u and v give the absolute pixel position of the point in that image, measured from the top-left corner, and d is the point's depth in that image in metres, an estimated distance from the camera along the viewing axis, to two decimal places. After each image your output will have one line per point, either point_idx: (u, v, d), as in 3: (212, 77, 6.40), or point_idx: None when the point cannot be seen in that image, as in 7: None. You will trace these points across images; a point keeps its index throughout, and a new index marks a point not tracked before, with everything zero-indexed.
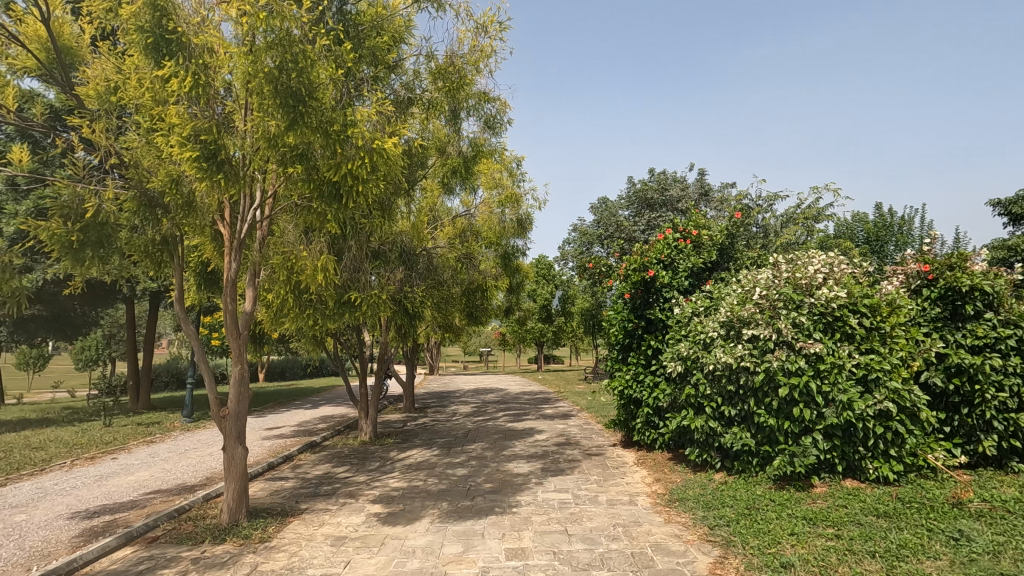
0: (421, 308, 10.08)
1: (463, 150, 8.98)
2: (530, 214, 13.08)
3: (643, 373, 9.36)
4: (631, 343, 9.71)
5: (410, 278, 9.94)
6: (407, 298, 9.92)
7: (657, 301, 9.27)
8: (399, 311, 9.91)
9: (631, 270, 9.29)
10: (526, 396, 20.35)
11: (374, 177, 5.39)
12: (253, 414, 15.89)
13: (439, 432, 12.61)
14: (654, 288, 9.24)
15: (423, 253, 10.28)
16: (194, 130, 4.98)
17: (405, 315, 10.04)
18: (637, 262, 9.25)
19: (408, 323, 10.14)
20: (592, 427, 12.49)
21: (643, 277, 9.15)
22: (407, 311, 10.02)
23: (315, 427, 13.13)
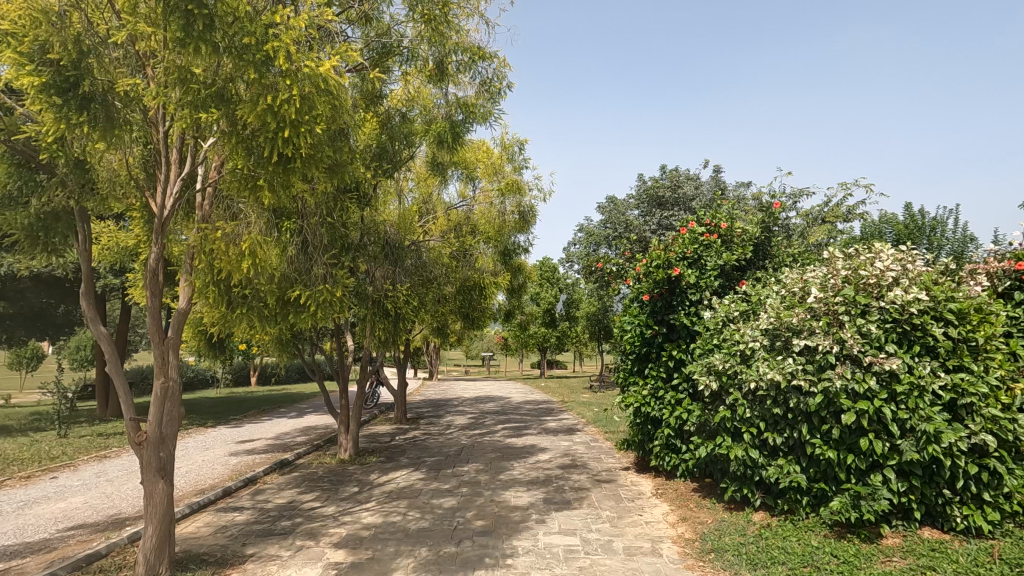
0: (406, 308, 8.64)
1: (454, 119, 7.61)
2: (535, 206, 11.76)
3: (664, 388, 8.05)
4: (650, 353, 8.40)
5: (395, 275, 8.60)
6: (389, 297, 8.41)
7: (681, 305, 7.95)
8: (378, 312, 8.45)
9: (653, 267, 7.99)
10: (528, 406, 19.00)
11: (311, 118, 4.30)
12: (230, 423, 14.65)
13: (429, 448, 11.30)
14: (678, 289, 7.95)
15: (410, 247, 8.99)
16: (39, 46, 4.04)
17: (385, 319, 8.62)
18: (660, 259, 7.93)
19: (391, 327, 8.77)
20: (600, 447, 11.14)
21: (667, 276, 7.83)
22: (388, 313, 8.60)
23: (291, 442, 11.82)
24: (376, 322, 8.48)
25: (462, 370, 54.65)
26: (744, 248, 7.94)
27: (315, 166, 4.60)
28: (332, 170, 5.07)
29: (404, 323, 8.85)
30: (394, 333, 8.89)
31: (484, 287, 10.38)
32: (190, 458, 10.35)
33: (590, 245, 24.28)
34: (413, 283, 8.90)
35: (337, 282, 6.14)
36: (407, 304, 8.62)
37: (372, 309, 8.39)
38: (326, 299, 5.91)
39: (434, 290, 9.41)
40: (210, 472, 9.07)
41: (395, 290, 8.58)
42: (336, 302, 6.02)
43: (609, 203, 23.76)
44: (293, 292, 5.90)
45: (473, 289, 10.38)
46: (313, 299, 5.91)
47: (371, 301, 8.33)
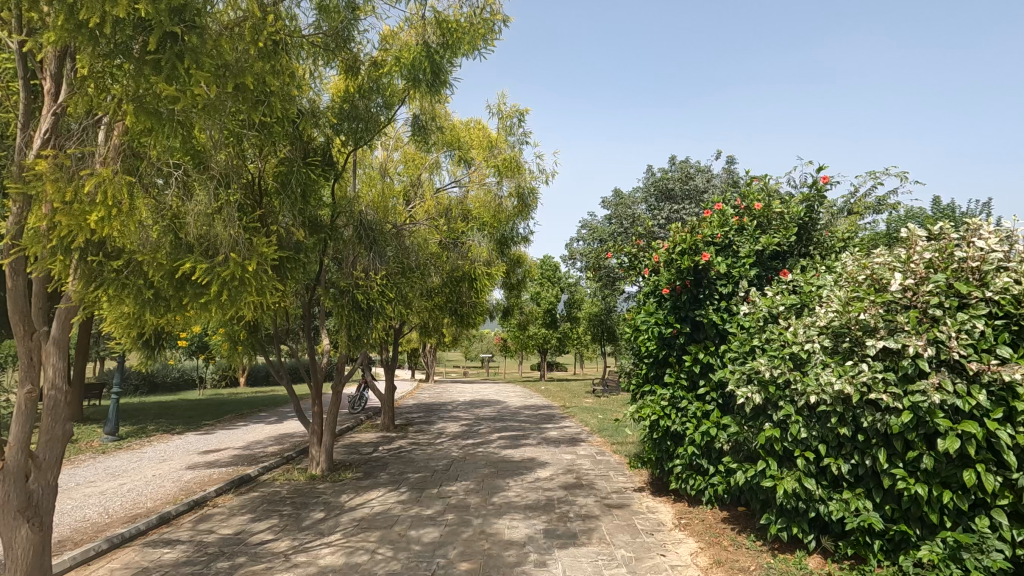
0: (378, 298, 7.13)
1: (429, 45, 6.23)
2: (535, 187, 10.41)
3: (686, 398, 6.79)
4: (670, 356, 7.13)
5: (366, 260, 7.27)
6: (359, 287, 7.16)
7: (710, 299, 6.65)
8: (347, 303, 7.07)
9: (677, 253, 6.73)
10: (527, 412, 17.66)
11: None
12: (200, 430, 13.37)
13: (414, 462, 9.99)
14: (706, 280, 6.66)
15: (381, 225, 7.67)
16: None
17: (348, 314, 7.10)
18: (688, 243, 6.64)
19: (364, 324, 7.23)
20: (607, 462, 9.83)
21: (696, 263, 6.53)
22: (354, 303, 7.12)
23: (261, 453, 10.51)
24: (346, 315, 7.06)
25: (461, 372, 53.44)
26: (788, 231, 6.59)
27: (180, 69, 3.95)
28: (222, 71, 4.23)
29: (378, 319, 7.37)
30: (368, 329, 7.32)
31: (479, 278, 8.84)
32: (139, 472, 9.05)
33: (594, 241, 22.98)
34: (390, 271, 7.44)
35: (251, 255, 4.80)
36: (379, 294, 7.17)
37: (339, 300, 7.05)
38: (228, 279, 4.57)
39: (419, 281, 7.93)
40: (155, 491, 7.78)
41: (360, 279, 7.17)
42: (246, 283, 4.70)
43: (615, 198, 22.48)
44: (184, 266, 4.47)
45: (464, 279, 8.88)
46: (213, 277, 4.53)
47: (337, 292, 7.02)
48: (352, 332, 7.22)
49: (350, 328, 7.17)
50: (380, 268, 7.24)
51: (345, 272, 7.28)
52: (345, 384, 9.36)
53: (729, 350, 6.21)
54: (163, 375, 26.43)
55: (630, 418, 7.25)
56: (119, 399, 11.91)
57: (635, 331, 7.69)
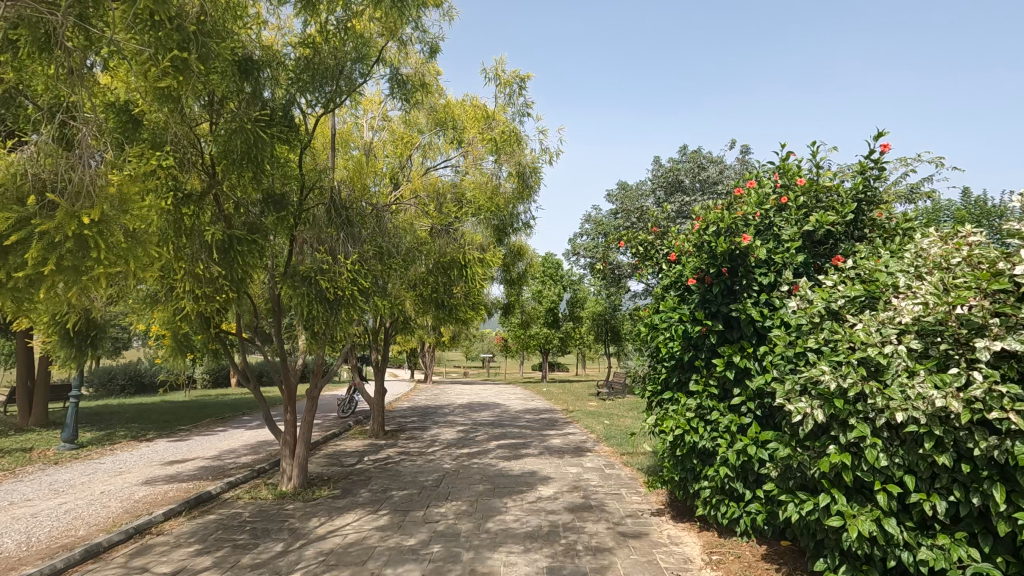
0: (349, 289, 5.92)
1: None
2: (537, 166, 9.32)
3: (717, 410, 5.69)
4: (697, 359, 6.04)
5: (334, 242, 6.15)
6: (326, 276, 5.93)
7: (749, 290, 5.52)
8: (312, 294, 5.85)
9: (709, 235, 5.60)
10: (528, 417, 16.54)
11: None
12: (172, 436, 12.31)
13: (401, 476, 8.90)
14: (744, 267, 5.52)
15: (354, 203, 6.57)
16: None
17: (308, 306, 5.86)
18: (724, 221, 5.52)
19: (332, 319, 6.02)
20: (618, 478, 8.72)
21: (734, 246, 5.41)
22: (318, 292, 5.93)
23: (231, 464, 9.42)
24: (308, 307, 5.82)
25: (461, 373, 52.50)
26: (845, 208, 5.40)
27: None
28: None
29: (348, 311, 6.06)
30: (338, 324, 6.05)
31: (473, 267, 7.66)
32: (87, 487, 7.97)
33: (599, 235, 21.91)
34: (366, 258, 6.24)
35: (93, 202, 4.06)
36: (351, 285, 5.97)
37: (299, 289, 5.83)
38: (57, 237, 3.88)
39: (398, 269, 6.79)
40: (93, 513, 6.70)
41: (320, 266, 5.98)
42: (87, 245, 3.99)
43: (621, 191, 21.41)
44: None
45: (455, 268, 7.73)
46: (36, 232, 3.86)
47: (300, 279, 5.92)
48: (317, 328, 6.03)
49: (313, 322, 5.96)
50: (353, 252, 6.09)
51: (308, 257, 6.11)
52: (321, 389, 8.26)
53: (774, 352, 5.07)
54: (151, 375, 25.49)
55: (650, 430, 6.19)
56: (79, 403, 10.84)
57: (654, 331, 6.60)
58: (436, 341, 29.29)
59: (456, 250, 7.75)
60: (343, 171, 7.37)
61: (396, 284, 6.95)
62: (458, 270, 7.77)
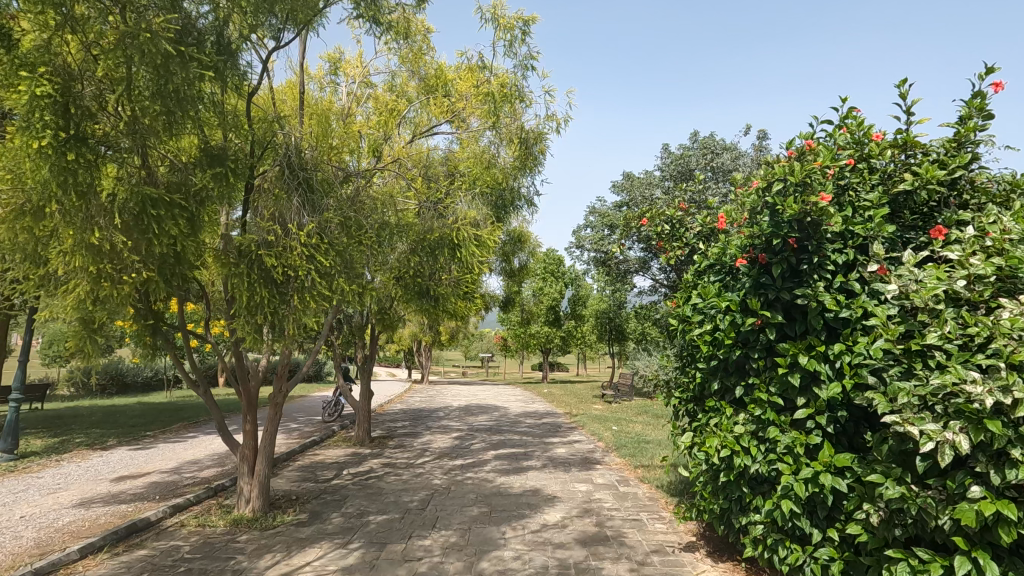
0: (301, 269, 4.71)
1: None
2: (540, 135, 8.07)
3: (776, 425, 4.45)
4: (747, 359, 4.77)
5: (285, 207, 4.97)
6: (273, 250, 4.73)
7: (821, 270, 4.23)
8: (254, 274, 4.64)
9: (773, 195, 4.28)
10: (529, 421, 15.30)
11: None
12: (133, 445, 11.03)
13: (382, 496, 7.63)
14: (818, 239, 4.23)
15: (314, 168, 5.33)
16: None
17: (249, 288, 4.65)
18: (796, 176, 4.19)
19: (284, 307, 4.83)
20: (635, 499, 7.46)
21: (807, 210, 4.12)
22: (262, 271, 4.72)
23: (187, 480, 8.14)
24: (248, 291, 4.59)
25: (459, 373, 51.29)
26: (955, 159, 4.07)
27: None
28: None
29: (301, 298, 4.83)
30: (293, 313, 4.86)
31: (465, 246, 6.39)
32: (7, 511, 6.69)
33: (604, 228, 20.64)
34: (327, 233, 5.03)
35: None
36: (304, 263, 4.75)
37: (236, 268, 4.60)
38: None
39: (370, 245, 5.56)
40: None
41: (264, 241, 4.76)
42: None
43: (626, 180, 20.20)
44: None
45: (443, 247, 6.48)
46: None
47: (238, 256, 4.69)
48: (262, 320, 4.77)
49: (257, 311, 4.73)
50: (311, 221, 4.88)
51: (253, 229, 4.87)
52: (286, 395, 6.98)
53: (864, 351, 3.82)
54: (133, 375, 24.26)
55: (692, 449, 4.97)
56: (20, 407, 9.53)
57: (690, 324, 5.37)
58: (432, 340, 28.01)
59: (444, 228, 6.50)
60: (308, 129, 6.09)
61: (368, 266, 5.71)
62: (446, 250, 6.51)
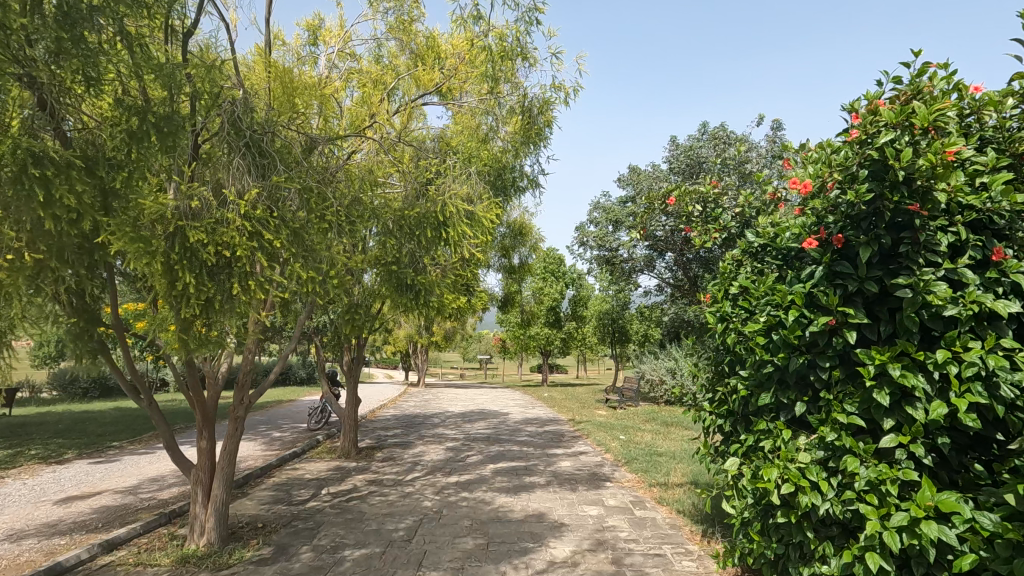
0: (242, 248, 3.85)
1: None
2: (545, 110, 7.08)
3: (853, 454, 3.48)
4: (812, 369, 3.79)
5: (225, 173, 4.12)
6: (204, 224, 3.85)
7: (928, 251, 3.32)
8: (175, 254, 3.72)
9: (883, 146, 3.40)
10: (530, 430, 14.27)
11: None
12: (94, 458, 10.00)
13: (363, 523, 6.59)
14: (927, 211, 3.34)
15: (269, 132, 4.49)
16: None
17: (169, 271, 3.74)
18: (920, 119, 3.31)
19: (221, 297, 3.98)
20: (655, 528, 6.44)
21: (925, 166, 3.24)
22: (189, 251, 3.82)
23: (140, 503, 7.09)
24: (165, 276, 3.71)
25: (457, 376, 50.19)
26: None
27: None
28: None
29: (239, 285, 3.99)
30: (233, 304, 4.00)
31: (454, 223, 5.46)
32: None
33: (608, 224, 19.61)
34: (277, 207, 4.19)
35: None
36: (246, 240, 3.89)
37: (149, 246, 3.62)
38: None
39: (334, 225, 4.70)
40: None
41: (188, 211, 3.87)
42: None
43: (632, 174, 19.26)
44: None
45: (427, 227, 5.49)
46: None
47: (163, 231, 3.80)
48: (188, 312, 3.87)
49: (180, 301, 3.83)
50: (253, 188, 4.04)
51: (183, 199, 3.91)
52: (249, 408, 5.96)
53: (1003, 361, 2.94)
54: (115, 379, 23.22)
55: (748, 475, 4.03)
56: None
57: (745, 315, 4.56)
58: (427, 342, 26.92)
59: (430, 203, 5.52)
60: (267, 88, 5.10)
61: (332, 249, 4.71)
62: (431, 226, 5.52)
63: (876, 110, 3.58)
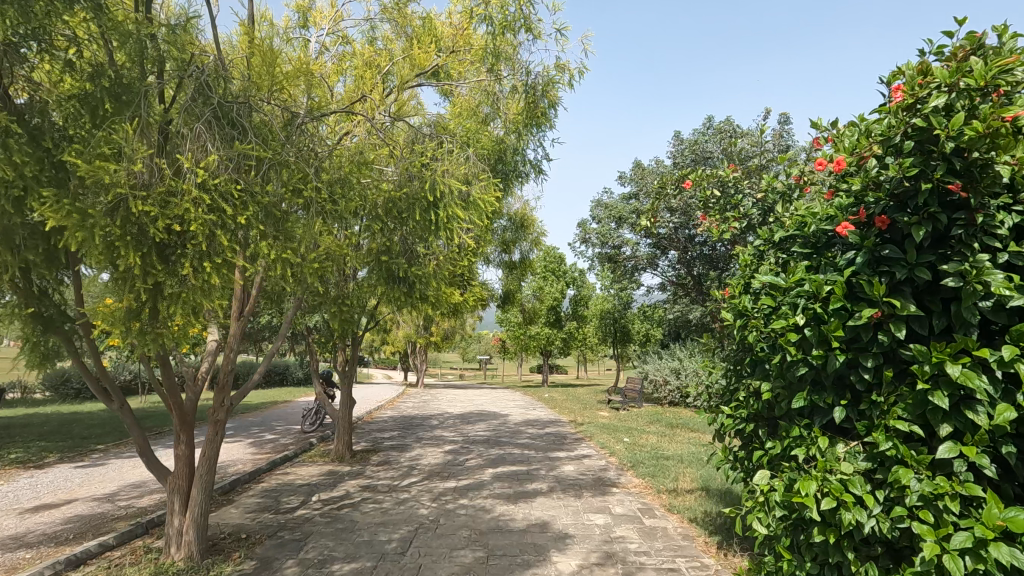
0: (197, 224, 3.54)
1: None
2: (549, 93, 6.65)
3: (905, 465, 3.08)
4: (854, 369, 3.41)
5: (185, 140, 3.81)
6: (159, 196, 3.55)
7: (986, 235, 2.88)
8: (119, 227, 3.42)
9: (933, 111, 2.94)
10: (531, 432, 13.83)
11: None
12: (76, 462, 9.59)
13: (353, 534, 6.15)
14: (986, 186, 2.90)
15: (241, 100, 4.17)
16: None
17: (113, 247, 3.44)
18: (980, 78, 2.87)
19: (171, 280, 3.68)
20: (666, 539, 6.01)
21: (986, 135, 2.78)
22: (136, 224, 3.52)
23: (117, 512, 6.67)
24: (109, 252, 3.42)
25: (457, 376, 49.79)
26: None
27: None
28: None
29: (196, 263, 3.67)
30: (185, 285, 3.68)
31: (445, 203, 5.10)
32: None
33: (611, 221, 19.19)
34: (243, 180, 3.88)
35: None
36: (199, 212, 3.57)
37: (91, 218, 3.33)
38: None
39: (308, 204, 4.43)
40: None
41: (136, 179, 3.53)
42: None
43: (635, 170, 18.84)
44: None
45: (416, 208, 5.11)
46: None
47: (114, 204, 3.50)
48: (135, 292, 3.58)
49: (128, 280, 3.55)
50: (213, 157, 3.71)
51: (144, 173, 3.58)
52: (229, 411, 5.55)
53: None
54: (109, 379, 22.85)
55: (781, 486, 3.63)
56: None
57: (769, 309, 4.14)
58: (427, 342, 26.52)
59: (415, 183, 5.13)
60: (246, 60, 4.70)
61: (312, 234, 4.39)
62: (420, 209, 5.16)
63: (926, 72, 3.16)
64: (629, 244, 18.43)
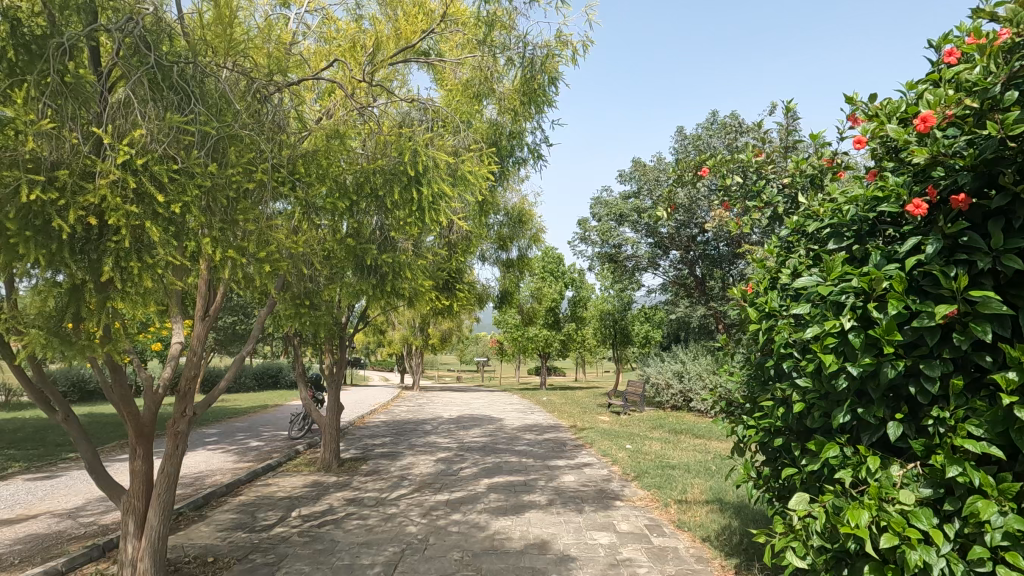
0: (119, 213, 3.09)
1: None
2: (547, 73, 6.09)
3: (985, 496, 2.53)
4: (917, 378, 2.86)
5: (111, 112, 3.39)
6: (74, 175, 3.15)
7: None
8: (16, 218, 2.97)
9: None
10: (529, 438, 13.26)
11: None
12: (43, 473, 8.97)
13: (334, 556, 5.57)
14: None
15: (186, 59, 3.75)
16: None
17: (9, 243, 3.00)
18: None
19: (89, 277, 3.26)
20: (679, 561, 5.44)
21: None
22: (38, 214, 3.06)
23: (75, 532, 6.06)
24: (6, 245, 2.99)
25: (453, 379, 49.18)
26: None
27: None
28: None
29: (116, 257, 3.21)
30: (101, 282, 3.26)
31: (428, 178, 4.74)
32: None
33: (611, 220, 18.63)
34: (180, 158, 3.39)
35: None
36: (114, 198, 3.11)
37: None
38: None
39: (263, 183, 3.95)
40: None
41: (43, 159, 3.12)
42: None
43: (636, 167, 18.31)
44: None
45: (394, 184, 4.72)
46: None
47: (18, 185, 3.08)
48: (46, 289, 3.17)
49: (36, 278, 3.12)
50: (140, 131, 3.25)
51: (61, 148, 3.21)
52: (190, 425, 4.97)
53: None
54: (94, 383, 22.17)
55: (821, 516, 3.05)
56: None
57: (799, 304, 3.55)
58: (422, 344, 25.89)
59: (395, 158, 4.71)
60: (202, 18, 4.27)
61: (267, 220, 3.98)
62: (400, 185, 4.76)
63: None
64: (630, 243, 17.91)
